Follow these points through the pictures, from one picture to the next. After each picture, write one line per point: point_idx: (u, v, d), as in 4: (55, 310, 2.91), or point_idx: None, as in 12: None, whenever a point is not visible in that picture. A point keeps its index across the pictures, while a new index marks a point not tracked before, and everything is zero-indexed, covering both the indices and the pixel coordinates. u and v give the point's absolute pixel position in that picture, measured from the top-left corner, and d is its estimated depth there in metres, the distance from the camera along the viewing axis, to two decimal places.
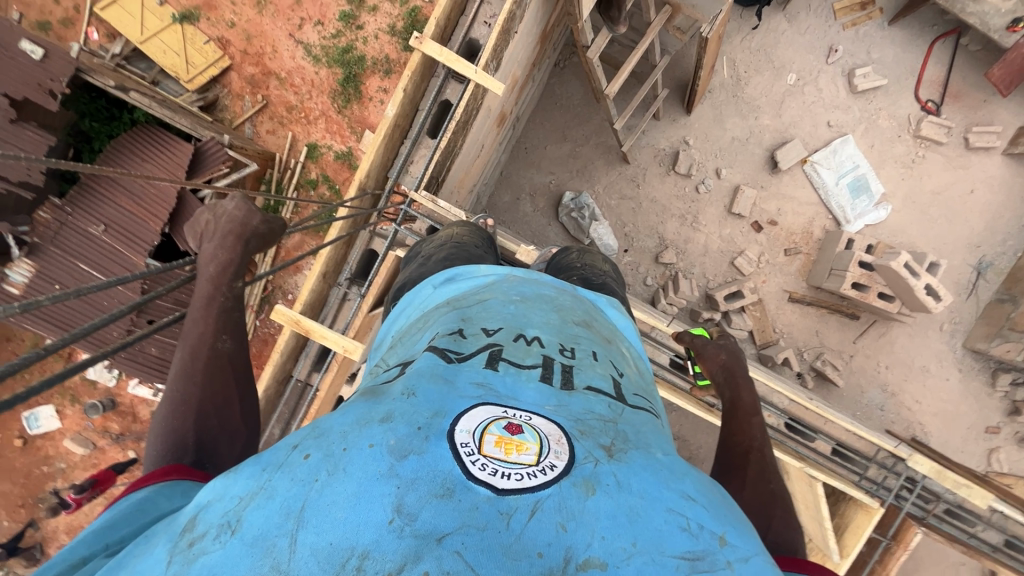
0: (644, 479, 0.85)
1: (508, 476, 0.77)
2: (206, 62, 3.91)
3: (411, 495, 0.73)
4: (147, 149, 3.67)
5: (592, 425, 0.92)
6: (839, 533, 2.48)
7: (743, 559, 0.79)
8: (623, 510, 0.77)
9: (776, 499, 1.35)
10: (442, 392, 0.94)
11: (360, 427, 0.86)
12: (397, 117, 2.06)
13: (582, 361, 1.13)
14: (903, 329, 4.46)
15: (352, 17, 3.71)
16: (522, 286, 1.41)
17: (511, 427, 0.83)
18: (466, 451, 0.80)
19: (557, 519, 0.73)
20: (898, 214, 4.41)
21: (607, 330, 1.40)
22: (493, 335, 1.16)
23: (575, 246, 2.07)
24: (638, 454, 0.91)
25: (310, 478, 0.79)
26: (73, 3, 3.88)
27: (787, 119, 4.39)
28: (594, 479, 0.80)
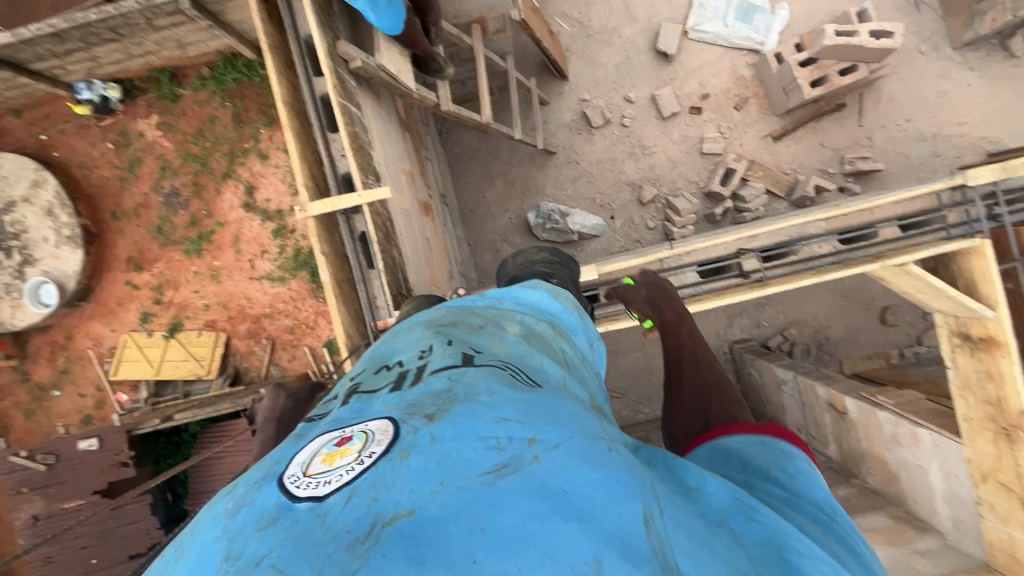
0: (462, 420, 0.83)
1: (329, 482, 0.77)
2: (209, 347, 4.21)
3: (237, 539, 0.73)
4: (215, 444, 4.12)
5: (422, 401, 0.90)
6: (972, 290, 2.31)
7: (550, 448, 0.81)
8: (435, 457, 0.76)
9: (710, 385, 1.66)
10: (290, 447, 0.94)
11: (210, 507, 0.86)
12: (334, 275, 2.18)
13: (436, 351, 1.08)
14: (890, 79, 4.22)
15: (284, 228, 4.15)
16: (405, 321, 1.38)
17: (342, 440, 0.85)
18: (292, 479, 0.80)
19: (369, 494, 0.72)
20: (797, 2, 4.31)
21: (488, 313, 1.32)
22: (357, 376, 1.15)
23: (509, 255, 1.94)
24: (465, 403, 0.88)
25: (162, 568, 0.79)
26: (95, 387, 4.33)
27: (643, 15, 4.43)
28: (410, 445, 0.79)
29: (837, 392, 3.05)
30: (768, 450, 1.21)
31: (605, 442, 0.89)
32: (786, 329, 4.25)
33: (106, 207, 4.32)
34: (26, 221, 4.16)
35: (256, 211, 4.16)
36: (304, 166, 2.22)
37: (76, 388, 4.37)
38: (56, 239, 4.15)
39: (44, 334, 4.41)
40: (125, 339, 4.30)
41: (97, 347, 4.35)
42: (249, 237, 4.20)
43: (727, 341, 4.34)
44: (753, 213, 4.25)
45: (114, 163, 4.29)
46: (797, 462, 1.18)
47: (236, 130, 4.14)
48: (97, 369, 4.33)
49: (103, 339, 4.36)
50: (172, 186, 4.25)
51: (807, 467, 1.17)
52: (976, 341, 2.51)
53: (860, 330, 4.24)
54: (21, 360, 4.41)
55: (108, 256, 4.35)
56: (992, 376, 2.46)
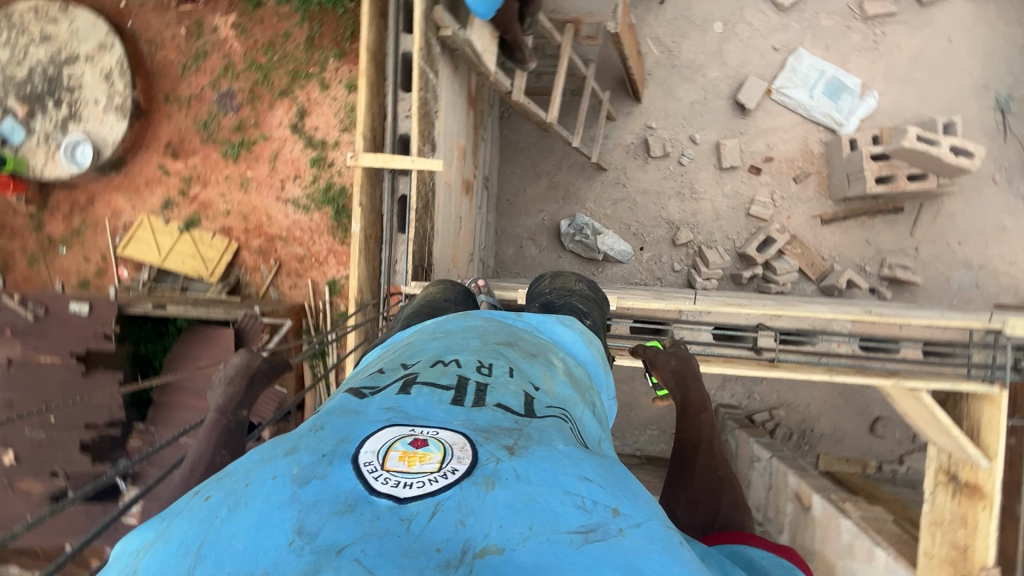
0: (546, 465, 0.80)
1: (410, 485, 0.74)
2: (218, 252, 4.33)
3: (312, 515, 0.70)
4: (196, 347, 4.00)
5: (496, 430, 0.87)
6: (974, 434, 2.26)
7: (636, 525, 0.76)
8: (522, 498, 0.74)
9: (723, 484, 1.48)
10: (351, 422, 0.89)
11: (264, 462, 0.82)
12: (365, 229, 2.20)
13: (497, 379, 1.05)
14: (955, 198, 4.15)
15: (322, 159, 4.20)
16: (450, 322, 1.33)
17: (417, 441, 0.81)
18: (369, 469, 0.77)
19: (456, 516, 0.70)
20: (888, 95, 4.23)
21: (537, 344, 1.29)
22: (410, 366, 1.09)
23: (547, 274, 1.95)
24: (542, 446, 0.85)
25: (211, 515, 0.74)
26: (101, 255, 4.44)
27: (733, 62, 4.38)
28: (495, 475, 0.77)
29: (807, 486, 3.05)
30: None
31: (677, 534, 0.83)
32: (775, 409, 4.23)
33: (161, 88, 4.35)
34: (82, 79, 4.19)
35: (302, 135, 4.21)
36: (368, 114, 2.22)
37: (86, 252, 4.45)
38: (105, 105, 4.18)
39: (68, 192, 4.47)
40: (142, 219, 4.39)
41: (114, 219, 4.44)
42: (288, 158, 4.25)
43: (714, 402, 4.33)
44: (780, 287, 4.16)
45: (181, 49, 4.31)
46: None
47: (307, 53, 4.15)
48: (109, 241, 4.43)
49: (121, 213, 4.44)
50: (230, 88, 4.28)
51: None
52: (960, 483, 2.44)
53: (845, 431, 4.22)
54: (39, 209, 4.46)
55: (150, 136, 4.39)
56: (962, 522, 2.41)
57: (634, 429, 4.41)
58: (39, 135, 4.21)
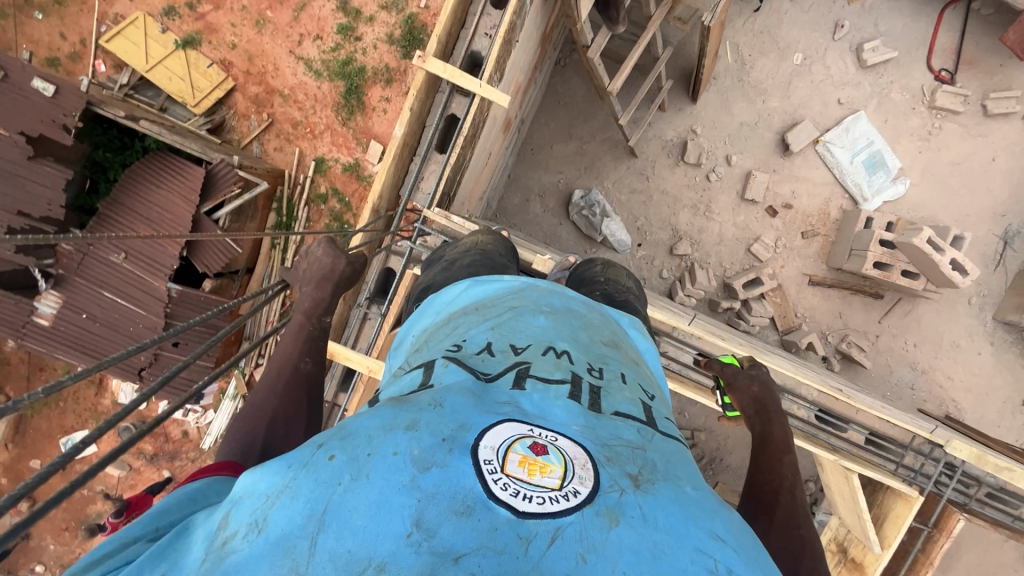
0: (671, 511, 0.77)
1: (530, 498, 0.71)
2: (210, 85, 4.02)
3: (431, 510, 0.69)
4: (159, 174, 3.74)
5: (618, 451, 0.84)
6: (878, 523, 2.46)
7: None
8: (646, 546, 0.70)
9: (805, 545, 1.25)
10: (470, 405, 0.86)
11: (386, 431, 0.81)
12: (405, 136, 2.07)
13: (610, 384, 1.03)
14: (930, 304, 4.37)
15: (351, 29, 3.88)
16: (551, 296, 1.31)
17: (536, 447, 0.76)
18: (489, 469, 0.74)
19: (577, 549, 0.67)
20: (918, 188, 4.30)
21: (636, 349, 1.27)
22: (522, 350, 1.06)
23: (600, 259, 1.92)
24: (666, 486, 0.83)
25: (334, 481, 0.75)
26: (80, 39, 4.02)
27: (796, 100, 4.30)
28: (618, 510, 0.73)
29: None
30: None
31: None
32: (697, 431, 4.51)
33: None
34: None
35: None
36: (449, 18, 2.03)
37: (65, 29, 4.02)
38: None
39: None
40: (136, 16, 3.97)
41: (105, 4, 4.02)
42: (316, 14, 3.93)
43: None
44: (748, 327, 4.34)
45: None
46: None
47: None
48: (94, 26, 4.01)
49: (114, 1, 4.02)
50: None
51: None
52: (848, 557, 2.52)
53: None
54: None
55: None
56: None
57: None
58: None
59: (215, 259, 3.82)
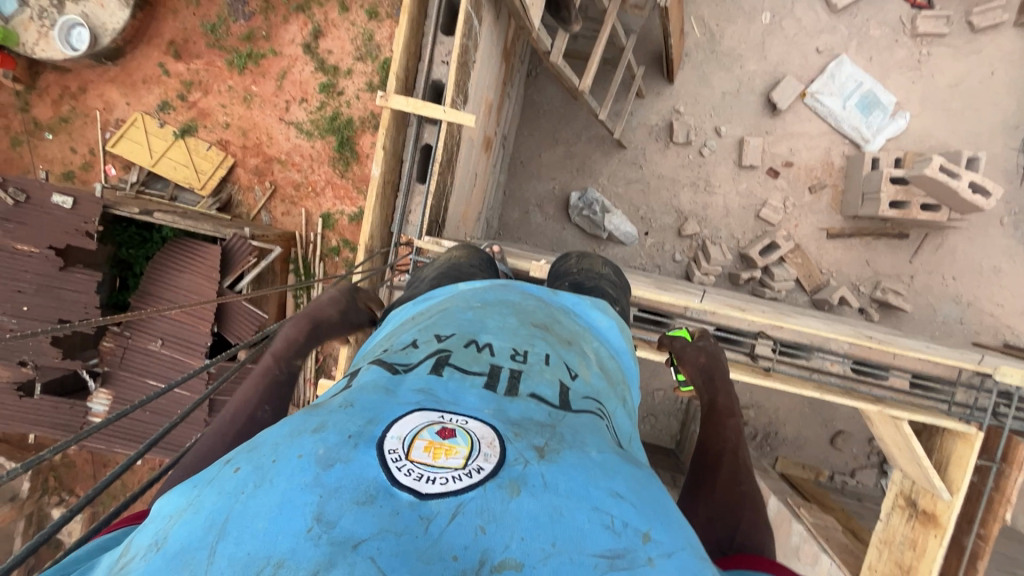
0: (575, 474, 0.76)
1: (434, 480, 0.70)
2: (213, 165, 4.21)
3: (332, 503, 0.67)
4: (181, 259, 3.90)
5: (527, 427, 0.82)
6: (941, 468, 2.33)
7: (666, 555, 0.70)
8: (547, 510, 0.69)
9: (745, 502, 1.23)
10: (381, 401, 0.85)
11: (292, 437, 0.79)
12: (384, 174, 2.13)
13: (532, 366, 1.00)
14: (960, 234, 4.18)
15: (331, 86, 4.04)
16: (487, 293, 1.29)
17: (444, 431, 0.76)
18: (393, 458, 0.73)
19: (477, 521, 0.66)
20: (920, 119, 4.17)
21: (572, 330, 1.22)
22: (444, 342, 1.05)
23: (573, 252, 1.91)
24: (574, 452, 0.81)
25: (238, 490, 0.72)
26: (89, 148, 4.27)
27: (773, 58, 4.24)
28: (521, 480, 0.72)
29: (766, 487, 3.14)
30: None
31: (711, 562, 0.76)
32: (745, 409, 4.38)
33: None
34: None
35: (314, 57, 4.05)
36: (404, 54, 2.09)
37: (74, 144, 4.28)
38: None
39: (60, 75, 4.27)
40: (136, 117, 4.23)
41: (106, 112, 4.26)
42: (295, 78, 4.10)
43: None
44: (774, 293, 4.22)
45: None
46: None
47: None
48: (99, 134, 4.26)
49: (114, 108, 4.26)
50: None
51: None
52: (919, 510, 2.40)
53: (807, 440, 4.38)
54: (27, 88, 4.25)
55: (152, 30, 4.19)
56: (916, 546, 2.37)
57: None
58: (33, 9, 4.04)
59: (247, 330, 3.93)
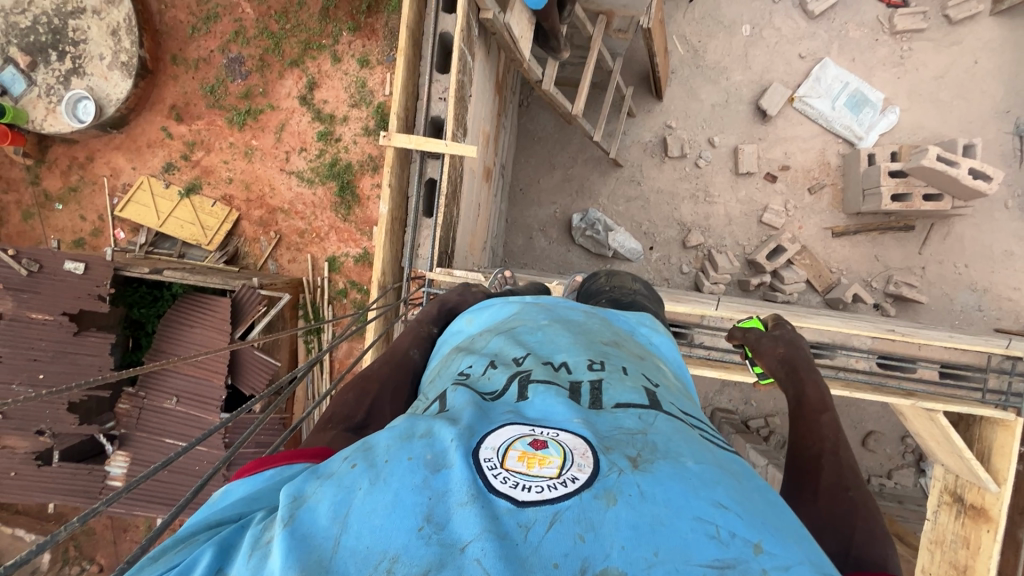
0: (672, 484, 0.73)
1: (529, 488, 0.69)
2: (219, 220, 4.30)
3: (441, 506, 0.67)
4: (191, 315, 3.96)
5: (617, 437, 0.81)
6: (984, 459, 2.29)
7: (785, 568, 0.64)
8: (647, 520, 0.66)
9: (855, 509, 1.11)
10: (473, 412, 0.85)
11: (400, 437, 0.80)
12: (392, 211, 2.18)
13: (612, 378, 0.99)
14: (966, 221, 4.17)
15: (329, 133, 4.16)
16: (553, 311, 1.28)
17: (536, 443, 0.76)
18: (488, 466, 0.73)
19: (575, 530, 0.64)
20: (909, 113, 4.22)
21: (641, 349, 1.21)
22: (522, 360, 1.05)
23: (601, 270, 1.91)
24: (668, 461, 0.77)
25: (353, 484, 0.72)
26: (98, 215, 4.39)
27: (758, 67, 4.33)
28: (616, 490, 0.70)
29: None
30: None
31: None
32: (769, 417, 4.30)
33: (169, 49, 4.30)
34: (88, 32, 4.10)
35: (311, 107, 4.18)
36: (403, 95, 2.17)
37: (84, 211, 4.40)
38: (110, 61, 4.13)
39: (68, 147, 4.41)
40: (143, 180, 4.34)
41: (113, 178, 4.39)
42: (295, 129, 4.22)
43: (711, 406, 4.41)
44: (786, 296, 4.19)
45: (192, 10, 4.25)
46: None
47: (321, 24, 4.12)
48: (108, 200, 4.38)
49: (121, 174, 4.39)
50: (239, 54, 4.24)
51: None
52: (967, 506, 2.32)
53: None
54: (37, 163, 4.39)
55: (155, 96, 4.34)
56: (969, 544, 2.29)
57: None
58: (41, 87, 4.17)
59: (260, 379, 3.92)
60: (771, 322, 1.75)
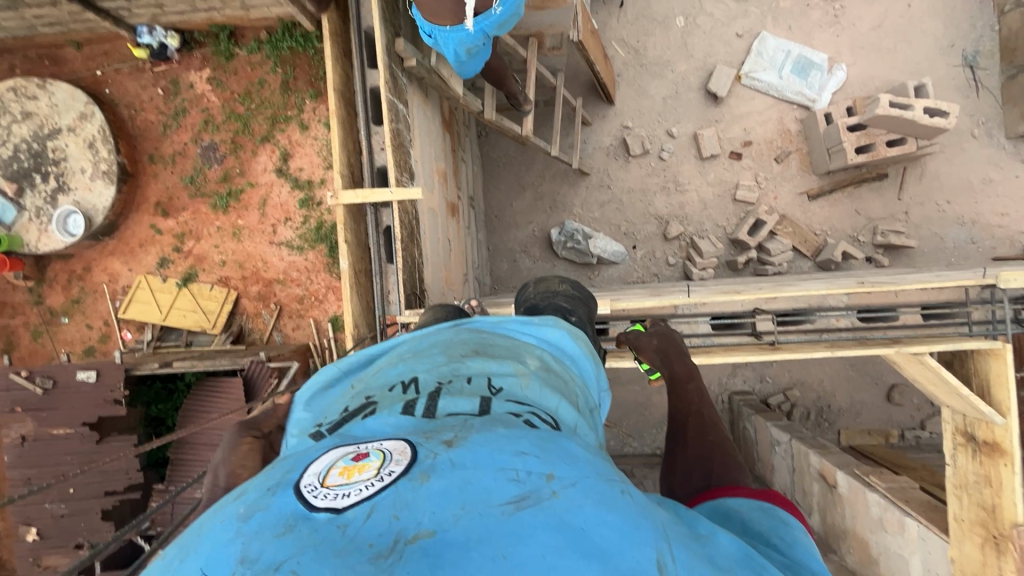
0: (482, 448, 0.78)
1: (348, 494, 0.73)
2: (218, 303, 4.38)
3: (253, 543, 0.68)
4: (208, 399, 3.97)
5: (439, 429, 0.85)
6: (986, 393, 2.25)
7: (572, 484, 0.75)
8: (456, 483, 0.72)
9: (715, 447, 1.48)
10: (300, 456, 0.88)
11: (217, 512, 0.80)
12: (353, 264, 2.27)
13: (454, 385, 1.01)
14: (937, 158, 4.17)
15: (310, 199, 4.30)
16: (421, 342, 1.28)
17: (358, 455, 0.81)
18: (308, 488, 0.76)
19: (390, 511, 0.68)
20: (857, 66, 4.28)
21: (509, 347, 1.21)
22: (372, 395, 1.05)
23: (530, 282, 1.94)
24: (482, 433, 0.83)
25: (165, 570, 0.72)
26: (103, 321, 4.49)
27: (700, 53, 4.43)
28: (431, 468, 0.74)
29: (830, 463, 2.93)
30: (768, 517, 1.06)
31: (621, 482, 0.81)
32: (789, 390, 4.21)
33: (145, 149, 4.46)
34: (67, 150, 4.27)
35: (287, 177, 4.31)
36: (343, 152, 2.29)
37: (89, 320, 4.51)
38: (92, 172, 4.27)
39: (64, 262, 4.54)
40: (139, 280, 4.44)
41: (111, 283, 4.50)
42: (276, 202, 4.34)
43: (727, 390, 4.34)
44: (776, 267, 4.17)
45: (160, 109, 4.43)
46: (796, 532, 1.02)
47: (284, 97, 4.27)
48: (109, 305, 4.48)
49: (118, 277, 4.51)
50: (212, 141, 4.39)
51: (805, 540, 1.00)
52: (980, 443, 2.30)
53: (863, 404, 4.18)
54: (38, 282, 4.52)
55: (139, 198, 4.49)
56: (992, 482, 2.26)
57: (652, 428, 4.35)
58: (30, 211, 4.28)
59: None
60: (649, 324, 2.14)
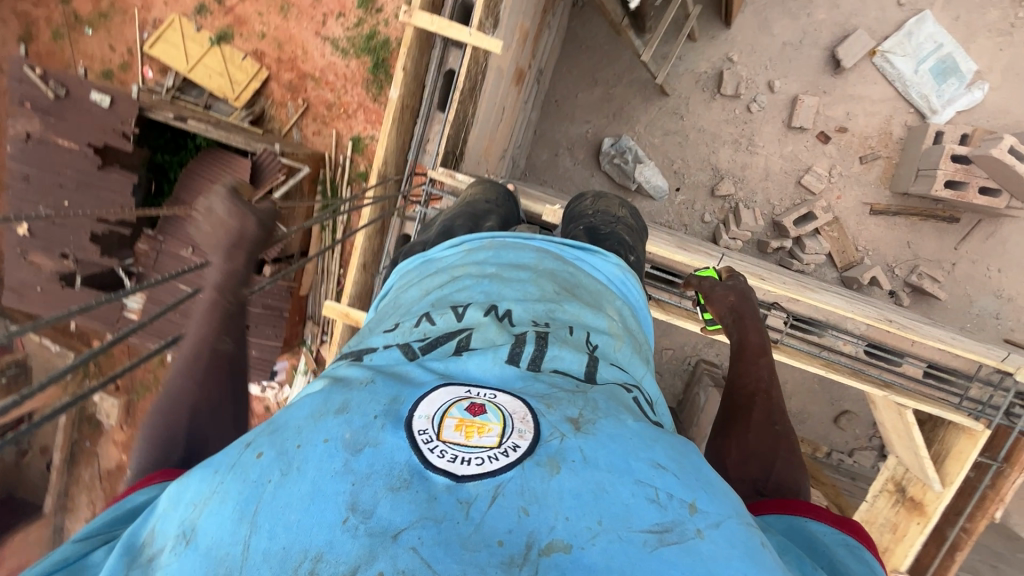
0: (613, 448, 0.85)
1: (469, 461, 0.79)
2: (247, 77, 4.11)
3: (366, 491, 0.76)
4: (213, 170, 3.89)
5: (559, 401, 0.91)
6: (939, 461, 2.35)
7: (714, 524, 0.79)
8: (587, 488, 0.78)
9: (780, 440, 1.46)
10: (400, 382, 0.94)
11: (316, 421, 0.87)
12: (403, 97, 2.09)
13: (556, 333, 1.10)
14: (1016, 224, 3.92)
15: (370, 1, 3.87)
16: (502, 254, 1.36)
17: (473, 409, 0.84)
18: (424, 439, 0.82)
19: (519, 504, 0.75)
20: (998, 93, 3.80)
21: (594, 292, 1.32)
22: (464, 316, 1.13)
23: (590, 192, 2.01)
24: (608, 423, 0.90)
25: (264, 477, 0.80)
26: (127, 49, 4.21)
27: (846, 8, 3.86)
28: (560, 458, 0.81)
29: None
30: (858, 563, 1.01)
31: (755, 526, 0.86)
32: None
33: None
34: None
35: None
36: None
37: (113, 41, 4.22)
38: None
39: None
40: (172, 19, 4.12)
41: (143, 11, 4.17)
42: None
43: (698, 356, 4.47)
44: (802, 266, 4.04)
45: None
46: None
47: None
48: (137, 34, 4.19)
49: (151, 6, 4.16)
50: None
51: None
52: (907, 496, 2.46)
53: (811, 415, 4.37)
54: None
55: None
56: (896, 530, 2.46)
57: None
58: None
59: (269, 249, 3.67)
60: (725, 272, 2.02)
